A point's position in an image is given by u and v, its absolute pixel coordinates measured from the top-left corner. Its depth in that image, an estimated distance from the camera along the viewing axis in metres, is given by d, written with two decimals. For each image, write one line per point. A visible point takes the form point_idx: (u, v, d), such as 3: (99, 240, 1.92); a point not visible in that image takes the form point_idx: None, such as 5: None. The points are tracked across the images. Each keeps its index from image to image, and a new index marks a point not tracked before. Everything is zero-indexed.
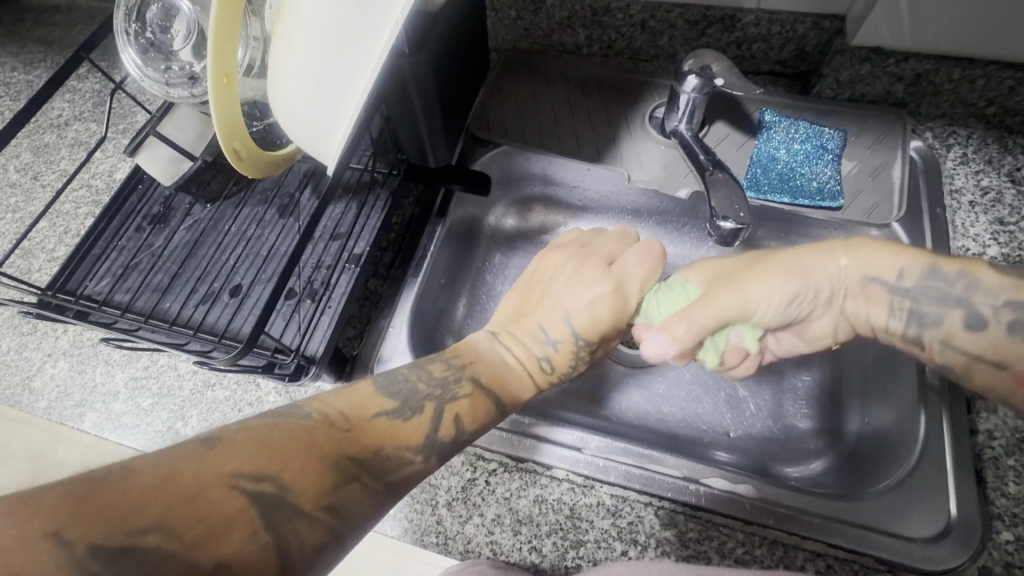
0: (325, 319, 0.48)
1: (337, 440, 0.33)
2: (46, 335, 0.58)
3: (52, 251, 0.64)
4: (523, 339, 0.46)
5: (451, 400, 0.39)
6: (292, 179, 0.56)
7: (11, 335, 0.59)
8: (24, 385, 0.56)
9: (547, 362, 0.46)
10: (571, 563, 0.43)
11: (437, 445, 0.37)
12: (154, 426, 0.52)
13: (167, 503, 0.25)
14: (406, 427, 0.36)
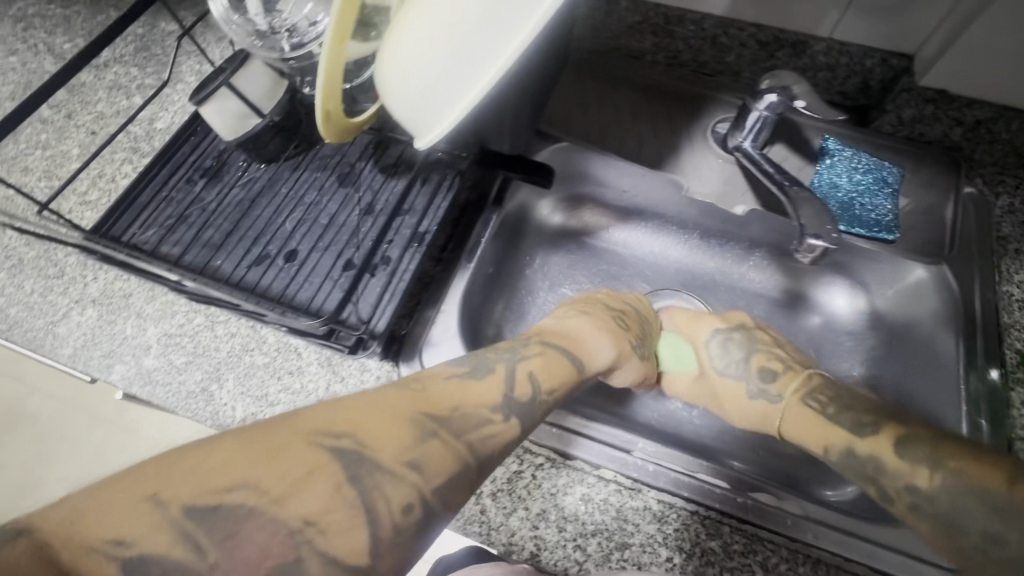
0: (383, 293, 0.47)
1: (419, 403, 0.36)
2: (74, 281, 0.56)
3: (84, 194, 0.61)
4: (593, 308, 0.54)
5: (522, 360, 0.43)
6: (354, 149, 0.55)
7: (37, 277, 0.56)
8: (48, 329, 0.54)
9: (618, 322, 0.53)
10: (615, 566, 0.42)
11: (515, 404, 0.39)
12: (187, 386, 0.50)
13: (271, 456, 0.29)
14: (483, 385, 0.39)
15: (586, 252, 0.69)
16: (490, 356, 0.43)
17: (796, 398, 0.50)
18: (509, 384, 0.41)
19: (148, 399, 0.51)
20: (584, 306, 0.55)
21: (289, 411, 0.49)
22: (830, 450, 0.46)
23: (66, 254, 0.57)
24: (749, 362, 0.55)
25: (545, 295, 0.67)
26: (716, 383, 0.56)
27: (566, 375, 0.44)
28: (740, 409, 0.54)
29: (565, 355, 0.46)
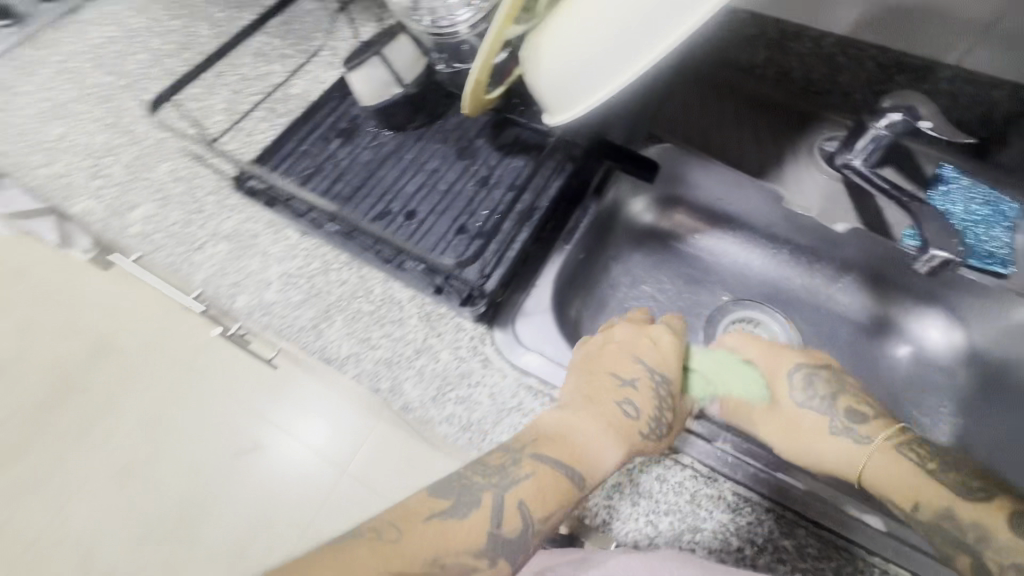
0: (492, 260, 0.51)
1: (430, 540, 0.40)
2: (212, 217, 0.63)
3: (225, 144, 0.69)
4: (600, 398, 0.48)
5: (511, 488, 0.43)
6: (473, 126, 0.59)
7: (180, 211, 0.63)
8: (185, 256, 0.60)
9: (632, 410, 0.48)
10: (685, 546, 0.44)
11: (501, 544, 0.41)
12: (300, 321, 0.56)
13: None
14: (464, 527, 0.41)
15: (670, 254, 0.71)
16: (478, 483, 0.43)
17: (890, 445, 0.46)
18: (497, 517, 0.42)
19: (265, 328, 0.56)
20: (591, 394, 0.48)
21: (387, 356, 0.53)
22: (919, 508, 0.42)
23: (208, 193, 0.64)
24: (835, 400, 0.51)
25: (626, 289, 0.69)
26: (793, 420, 0.51)
27: (562, 492, 0.43)
28: (817, 445, 0.49)
29: (555, 466, 0.43)
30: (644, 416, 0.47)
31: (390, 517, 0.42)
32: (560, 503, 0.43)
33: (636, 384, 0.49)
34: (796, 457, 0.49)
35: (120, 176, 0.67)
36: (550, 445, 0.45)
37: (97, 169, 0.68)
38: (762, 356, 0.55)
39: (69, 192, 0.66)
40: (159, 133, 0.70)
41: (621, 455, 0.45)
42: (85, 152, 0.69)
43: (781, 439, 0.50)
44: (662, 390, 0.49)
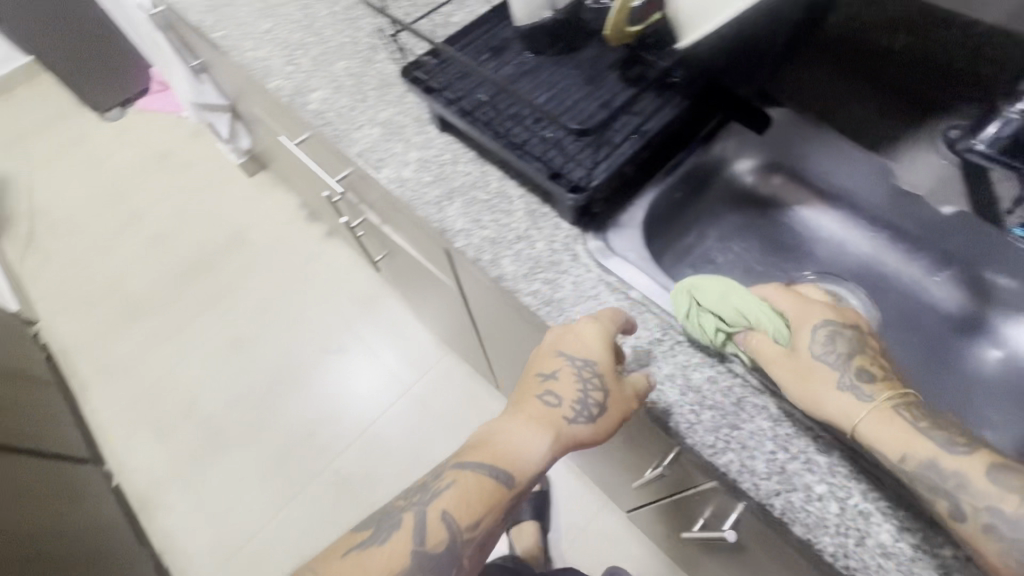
0: (599, 167, 0.57)
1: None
2: (372, 107, 0.75)
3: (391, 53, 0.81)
4: (523, 403, 0.55)
5: (437, 499, 0.53)
6: (606, 59, 0.66)
7: (349, 98, 0.76)
8: (347, 131, 0.73)
9: (553, 402, 0.54)
10: (722, 437, 0.51)
11: (427, 554, 0.51)
12: (427, 196, 0.66)
13: None
14: (389, 543, 0.52)
15: (763, 219, 0.74)
16: (404, 508, 0.54)
17: (891, 407, 0.44)
18: (421, 537, 0.52)
19: (397, 197, 0.67)
20: (518, 403, 0.56)
21: (493, 236, 0.62)
22: (904, 460, 0.42)
23: (371, 89, 0.77)
24: (852, 357, 0.47)
25: (712, 242, 0.72)
26: (802, 368, 0.48)
27: (483, 492, 0.52)
28: (821, 400, 0.46)
29: (476, 472, 0.53)
30: (564, 403, 0.54)
31: (312, 563, 0.53)
32: (483, 506, 0.52)
33: (558, 377, 0.55)
34: (807, 407, 0.47)
35: (307, 65, 0.82)
36: (472, 461, 0.54)
37: (290, 58, 0.83)
38: (790, 307, 0.51)
39: (268, 72, 0.82)
40: (341, 38, 0.84)
41: (543, 450, 0.53)
42: (283, 44, 0.85)
43: (797, 385, 0.48)
44: (587, 384, 0.54)
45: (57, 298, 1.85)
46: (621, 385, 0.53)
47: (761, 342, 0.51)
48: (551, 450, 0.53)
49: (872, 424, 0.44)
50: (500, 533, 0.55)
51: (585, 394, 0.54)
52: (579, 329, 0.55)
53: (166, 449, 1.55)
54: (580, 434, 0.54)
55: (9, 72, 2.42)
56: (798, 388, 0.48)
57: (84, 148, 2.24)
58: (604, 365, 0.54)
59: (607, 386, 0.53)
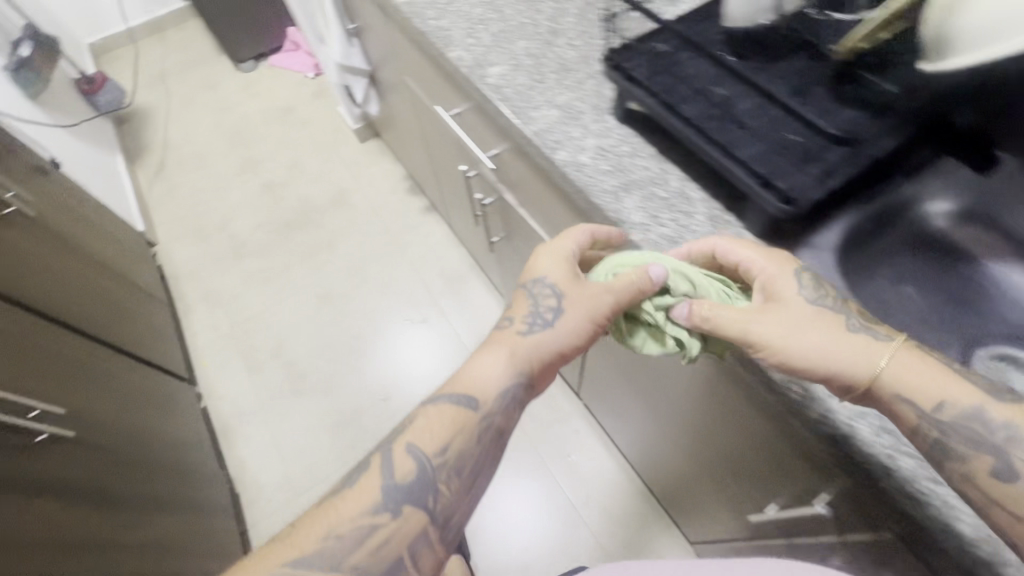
0: (816, 183, 0.54)
1: (327, 524, 0.56)
2: (550, 89, 0.75)
3: (570, 40, 0.81)
4: (491, 336, 0.66)
5: (401, 437, 0.61)
6: (817, 72, 0.62)
7: (527, 77, 0.77)
8: (524, 109, 0.73)
9: (512, 322, 0.65)
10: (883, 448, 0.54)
11: (399, 485, 0.58)
12: (604, 184, 0.66)
13: None
14: (360, 485, 0.58)
15: (949, 267, 0.68)
16: (375, 451, 0.61)
17: (908, 348, 0.52)
18: (391, 472, 0.59)
19: (572, 183, 0.67)
20: (487, 338, 0.66)
21: (672, 237, 0.62)
22: (940, 402, 0.50)
23: (547, 73, 0.77)
24: (846, 303, 0.56)
25: (891, 282, 0.67)
26: (776, 317, 0.55)
27: (451, 420, 0.61)
28: (846, 351, 0.53)
29: (442, 402, 0.63)
30: (521, 319, 0.64)
31: (293, 521, 0.58)
32: (451, 424, 0.61)
33: (515, 304, 0.66)
34: (817, 359, 0.53)
35: (485, 41, 0.82)
36: (440, 395, 0.64)
37: (469, 31, 0.84)
38: (759, 252, 0.58)
39: (446, 41, 0.83)
40: (519, 18, 0.85)
41: (501, 366, 0.63)
42: (463, 17, 0.86)
43: (795, 334, 0.54)
44: (535, 298, 0.64)
45: (175, 226, 1.99)
46: (580, 286, 0.62)
47: (724, 309, 0.56)
48: (510, 363, 0.63)
49: (903, 372, 0.51)
50: (484, 462, 0.63)
51: (538, 312, 0.64)
52: (532, 263, 0.67)
53: (253, 383, 1.63)
54: (544, 345, 0.63)
55: (162, 14, 2.62)
56: (816, 343, 0.53)
57: (216, 93, 2.39)
58: (557, 274, 0.63)
59: (558, 290, 0.62)
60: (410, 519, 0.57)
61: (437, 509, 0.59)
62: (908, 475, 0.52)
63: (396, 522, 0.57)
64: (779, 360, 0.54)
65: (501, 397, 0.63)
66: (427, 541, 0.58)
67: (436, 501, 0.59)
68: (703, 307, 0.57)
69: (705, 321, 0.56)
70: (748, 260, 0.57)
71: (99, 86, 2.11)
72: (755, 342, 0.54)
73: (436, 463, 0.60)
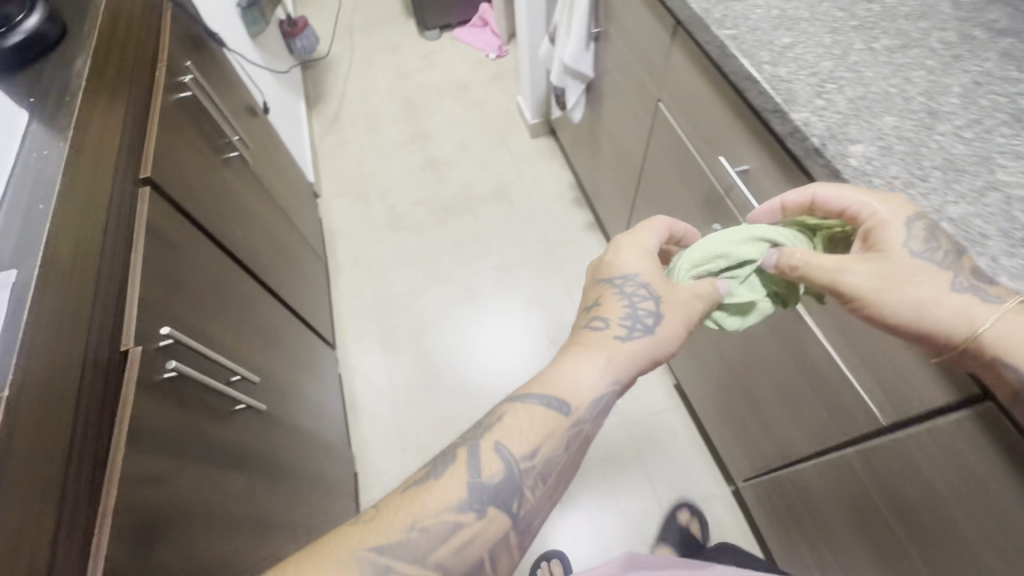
0: None
1: (415, 511, 0.59)
2: (935, 193, 0.60)
3: (959, 127, 0.64)
4: (586, 338, 0.71)
5: (495, 426, 0.66)
6: None
7: (903, 169, 0.62)
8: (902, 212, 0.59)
9: (604, 323, 0.72)
10: None
11: (495, 479, 0.62)
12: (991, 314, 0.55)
13: (326, 550, 0.56)
14: (460, 470, 0.62)
15: None
16: (469, 440, 0.65)
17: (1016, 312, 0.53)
18: (479, 470, 0.62)
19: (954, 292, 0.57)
20: (580, 341, 0.72)
21: None
22: None
23: (930, 169, 0.61)
24: (958, 257, 0.56)
25: None
26: (887, 272, 0.59)
27: (548, 419, 0.65)
28: (936, 300, 0.57)
29: (531, 403, 0.66)
30: (612, 320, 0.71)
31: (375, 504, 0.61)
32: (543, 429, 0.65)
33: (603, 304, 0.74)
34: (914, 311, 0.57)
35: (842, 107, 0.67)
36: (526, 398, 0.67)
37: (818, 89, 0.69)
38: (863, 193, 0.60)
39: (789, 97, 0.69)
40: (885, 86, 0.69)
41: (598, 368, 0.68)
42: (808, 69, 0.71)
43: (892, 288, 0.58)
44: (631, 304, 0.72)
45: (339, 183, 2.00)
46: (670, 287, 0.71)
47: (826, 259, 0.61)
48: (609, 367, 0.69)
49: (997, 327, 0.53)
50: (577, 460, 0.67)
51: (634, 314, 0.71)
52: (616, 259, 0.77)
53: (388, 363, 1.62)
54: (634, 350, 0.69)
55: None
56: (899, 287, 0.58)
57: (397, 56, 2.39)
58: (651, 276, 0.73)
59: (655, 293, 0.72)
60: (492, 521, 0.60)
61: (521, 512, 0.62)
62: None
63: (480, 523, 0.60)
64: (872, 311, 0.59)
65: (593, 405, 0.67)
66: (507, 540, 0.61)
67: (522, 506, 0.62)
68: (801, 258, 0.63)
69: (796, 267, 0.63)
70: (856, 206, 0.60)
71: (299, 31, 2.13)
72: (847, 291, 0.60)
73: (528, 467, 0.63)
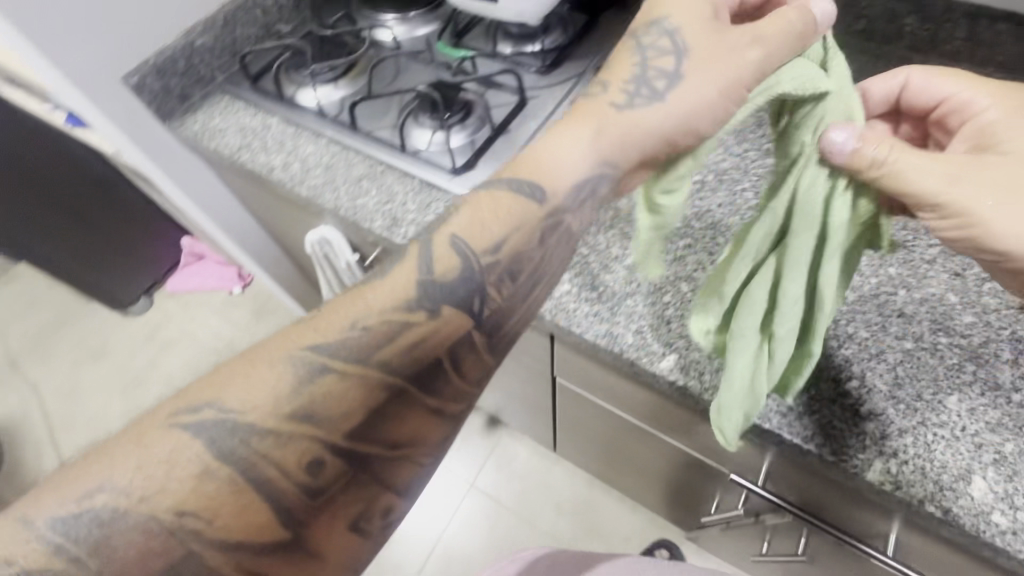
0: None
1: (362, 307, 0.40)
2: (988, 444, 0.45)
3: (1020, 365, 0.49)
4: (588, 110, 0.45)
5: (444, 225, 0.43)
6: None
7: (964, 436, 0.46)
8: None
9: (604, 88, 0.46)
10: (997, 504, 0.43)
11: (433, 287, 0.41)
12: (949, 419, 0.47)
13: (140, 435, 0.35)
14: (393, 279, 0.41)
15: None
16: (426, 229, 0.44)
17: None
18: (428, 264, 0.41)
19: (926, 424, 0.47)
20: (577, 113, 0.46)
21: None
22: None
23: (907, 401, 0.48)
24: None
25: None
26: (999, 174, 0.40)
27: (513, 210, 0.44)
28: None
29: (507, 188, 0.44)
30: (611, 88, 0.45)
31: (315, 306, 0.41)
32: (500, 227, 0.44)
33: (609, 62, 0.47)
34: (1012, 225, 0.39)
35: (900, 416, 0.47)
36: (488, 177, 0.46)
37: (849, 402, 0.48)
38: (966, 83, 0.47)
39: None
40: (897, 341, 0.51)
41: (581, 156, 0.45)
42: (807, 373, 0.50)
43: (1013, 202, 0.39)
44: (646, 66, 0.45)
45: None
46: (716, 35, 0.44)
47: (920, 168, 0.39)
48: (596, 147, 0.45)
49: None
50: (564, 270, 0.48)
51: (641, 70, 0.45)
52: None
53: None
54: (653, 123, 0.44)
55: None
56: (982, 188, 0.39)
57: (110, 361, 1.69)
58: (691, 23, 0.45)
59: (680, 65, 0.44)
60: (448, 322, 0.41)
61: (486, 312, 0.43)
62: (956, 467, 0.45)
63: (434, 322, 0.40)
64: (971, 236, 0.40)
65: (590, 171, 0.45)
66: (475, 344, 0.42)
67: (484, 305, 0.43)
68: (880, 149, 0.38)
69: (874, 167, 0.38)
70: (959, 95, 0.47)
71: None
72: (940, 201, 0.39)
73: (488, 262, 0.43)
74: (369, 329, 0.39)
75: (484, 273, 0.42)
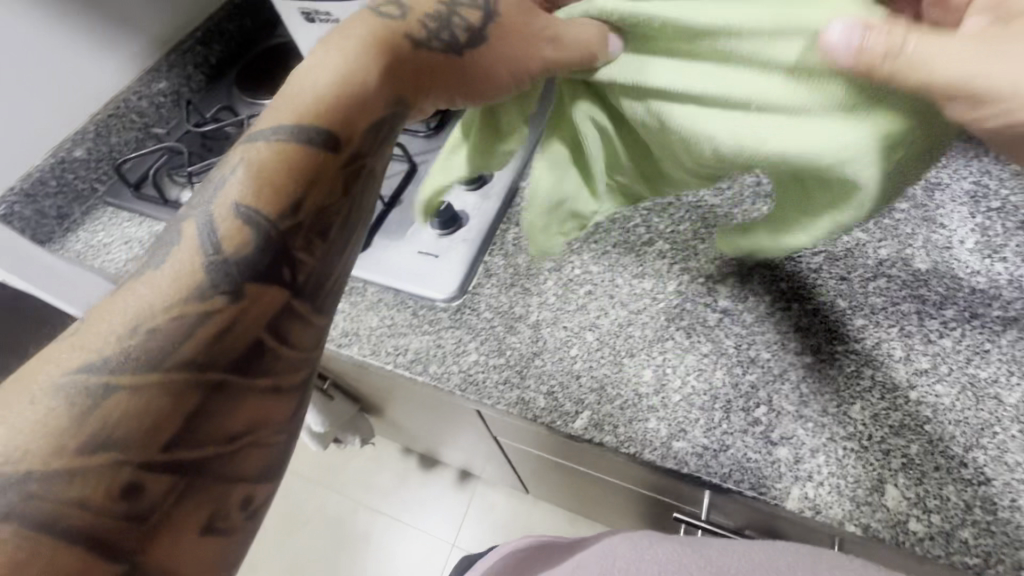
0: None
1: (149, 303, 0.35)
2: (893, 449, 0.46)
3: (911, 360, 0.50)
4: (367, 40, 0.40)
5: (220, 196, 0.38)
6: None
7: (871, 445, 0.46)
8: (947, 528, 0.43)
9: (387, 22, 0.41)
10: (911, 510, 0.44)
11: (225, 267, 0.37)
12: (854, 430, 0.47)
13: None
14: (176, 266, 0.36)
15: None
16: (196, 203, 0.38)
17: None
18: (212, 240, 0.37)
19: (834, 440, 0.47)
20: (350, 40, 0.40)
21: None
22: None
23: (813, 418, 0.48)
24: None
25: None
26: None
27: (299, 163, 0.39)
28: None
29: (279, 138, 0.39)
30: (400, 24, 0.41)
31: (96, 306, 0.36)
32: (287, 177, 0.38)
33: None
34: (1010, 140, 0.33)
35: (809, 435, 0.47)
36: (259, 128, 0.39)
37: (759, 430, 0.48)
38: None
39: (638, 435, 0.50)
40: (797, 357, 0.52)
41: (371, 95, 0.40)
42: (717, 407, 0.50)
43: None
44: (451, 16, 0.42)
45: None
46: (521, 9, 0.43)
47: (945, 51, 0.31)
48: (386, 88, 0.41)
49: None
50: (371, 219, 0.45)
51: (446, 16, 0.42)
52: None
53: None
54: (450, 74, 0.42)
55: None
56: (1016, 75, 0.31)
57: None
58: None
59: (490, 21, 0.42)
60: (255, 299, 0.38)
61: (302, 278, 0.40)
62: (868, 479, 0.45)
63: (236, 306, 0.37)
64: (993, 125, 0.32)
65: (393, 110, 0.42)
66: (298, 312, 0.40)
67: (298, 271, 0.39)
68: (893, 35, 0.32)
69: (886, 60, 0.32)
70: None
71: None
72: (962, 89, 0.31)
73: (290, 226, 0.38)
74: (159, 328, 0.35)
75: (286, 237, 0.38)
